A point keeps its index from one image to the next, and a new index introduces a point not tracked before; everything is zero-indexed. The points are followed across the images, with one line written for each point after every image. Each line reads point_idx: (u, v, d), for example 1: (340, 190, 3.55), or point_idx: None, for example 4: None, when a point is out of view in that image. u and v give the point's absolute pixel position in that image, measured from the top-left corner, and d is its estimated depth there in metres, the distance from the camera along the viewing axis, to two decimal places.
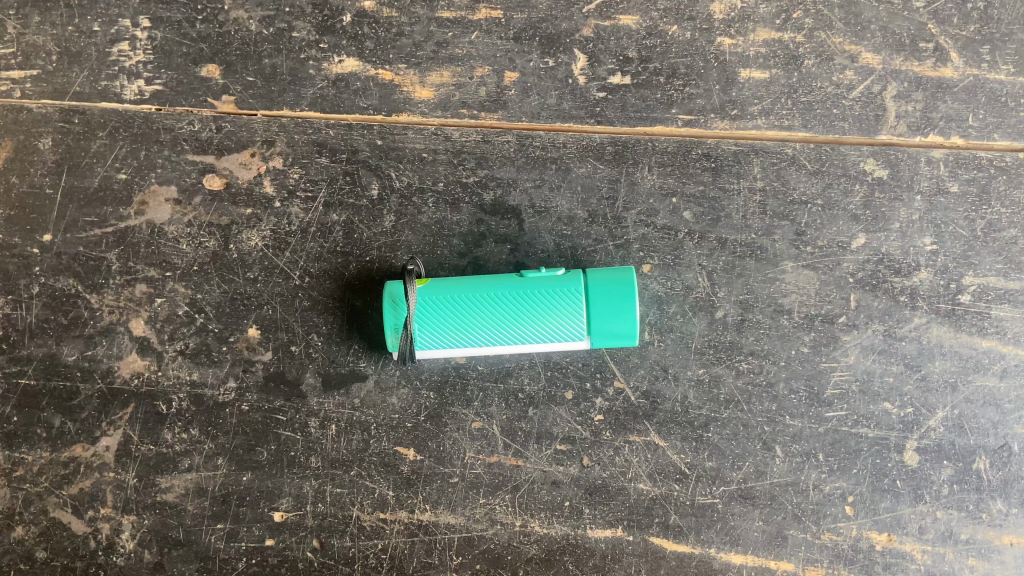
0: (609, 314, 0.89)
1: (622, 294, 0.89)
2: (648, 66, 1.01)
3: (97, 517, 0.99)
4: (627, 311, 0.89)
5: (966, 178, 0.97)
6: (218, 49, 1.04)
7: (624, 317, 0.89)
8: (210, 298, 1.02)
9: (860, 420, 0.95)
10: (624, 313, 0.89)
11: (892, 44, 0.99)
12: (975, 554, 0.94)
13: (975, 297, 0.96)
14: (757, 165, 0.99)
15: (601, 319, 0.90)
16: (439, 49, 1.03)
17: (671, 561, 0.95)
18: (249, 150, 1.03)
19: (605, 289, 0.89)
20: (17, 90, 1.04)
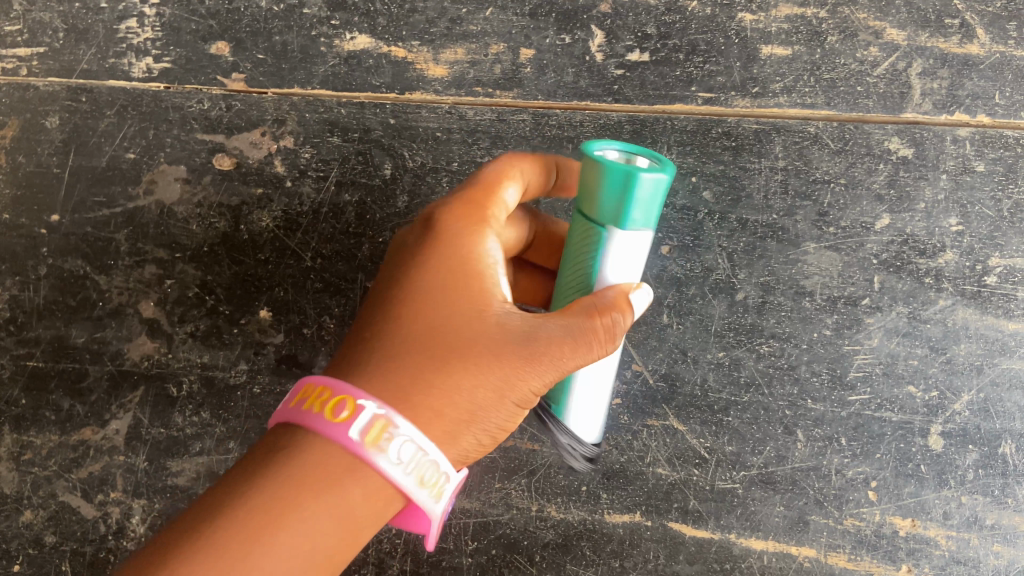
0: (625, 224, 0.67)
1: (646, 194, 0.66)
2: (667, 42, 0.99)
3: (107, 501, 0.97)
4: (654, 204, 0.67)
5: (992, 157, 0.95)
6: (227, 26, 1.04)
7: (651, 213, 0.68)
8: (220, 280, 1.00)
9: (883, 404, 0.93)
10: (648, 207, 0.67)
11: (918, 20, 0.98)
12: (1000, 540, 0.91)
13: (1002, 279, 0.94)
14: (779, 144, 0.97)
15: (619, 233, 0.68)
16: (453, 26, 1.02)
17: (690, 547, 0.93)
18: (259, 129, 1.02)
19: (628, 185, 0.65)
20: (23, 68, 1.05)
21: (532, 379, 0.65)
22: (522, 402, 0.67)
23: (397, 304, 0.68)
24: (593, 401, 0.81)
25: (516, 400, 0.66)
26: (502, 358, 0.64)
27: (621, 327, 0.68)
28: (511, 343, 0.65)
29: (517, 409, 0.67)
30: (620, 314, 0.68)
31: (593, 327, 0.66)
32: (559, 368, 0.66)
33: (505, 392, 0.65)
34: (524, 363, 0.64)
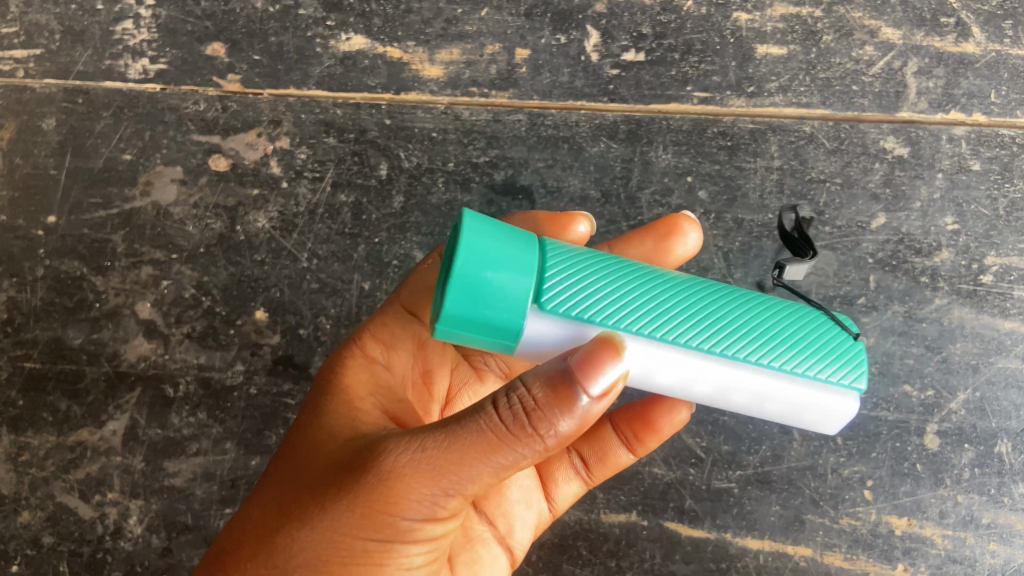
0: (496, 331, 0.53)
1: (463, 308, 0.51)
2: (662, 42, 1.00)
3: (104, 502, 0.97)
4: (483, 302, 0.51)
5: (988, 156, 0.95)
6: (224, 27, 1.05)
7: (496, 298, 0.52)
8: (216, 281, 0.99)
9: (879, 403, 0.92)
10: (488, 311, 0.52)
11: (912, 19, 0.99)
12: (996, 539, 0.90)
13: (998, 277, 0.94)
14: (774, 143, 0.97)
15: (502, 338, 0.54)
16: (449, 26, 1.03)
17: (687, 547, 0.92)
18: (255, 130, 1.02)
19: (455, 324, 0.53)
20: (20, 70, 1.05)
21: (406, 513, 0.53)
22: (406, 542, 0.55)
23: (310, 449, 0.62)
24: (749, 404, 0.58)
25: (392, 540, 0.54)
26: (356, 502, 0.54)
27: (561, 429, 0.51)
28: (364, 481, 0.54)
29: (398, 555, 0.55)
30: (558, 409, 0.51)
31: (487, 440, 0.51)
32: (446, 488, 0.53)
33: (373, 537, 0.54)
34: (385, 498, 0.53)
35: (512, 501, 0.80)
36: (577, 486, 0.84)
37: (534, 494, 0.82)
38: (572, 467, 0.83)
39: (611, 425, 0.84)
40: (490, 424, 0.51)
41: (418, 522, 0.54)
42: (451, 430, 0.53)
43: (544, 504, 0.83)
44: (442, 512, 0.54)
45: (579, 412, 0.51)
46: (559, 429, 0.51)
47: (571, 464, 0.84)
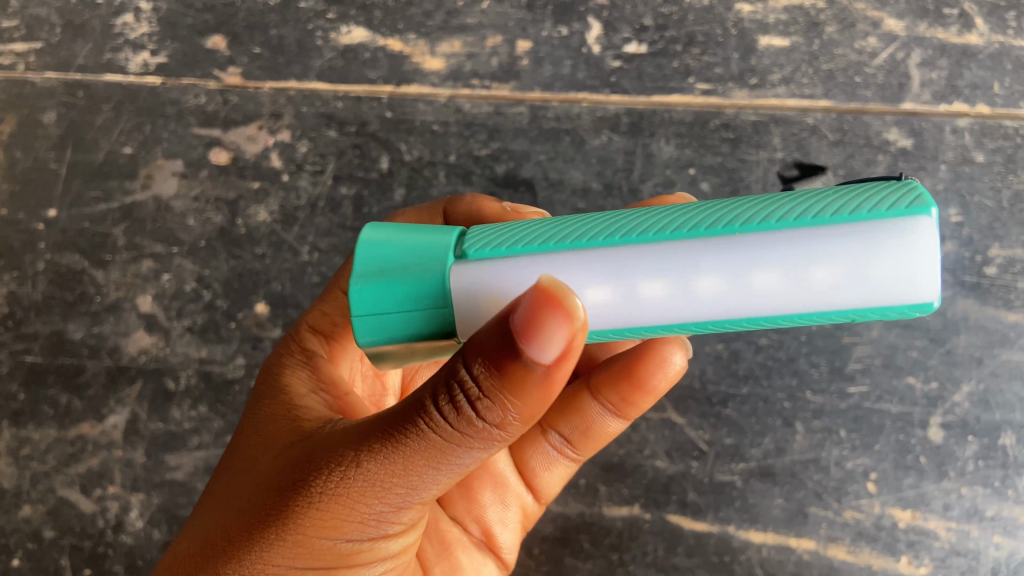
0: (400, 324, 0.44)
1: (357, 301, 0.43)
2: (664, 34, 1.00)
3: (105, 496, 0.97)
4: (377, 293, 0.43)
5: (992, 147, 0.95)
6: (224, 20, 1.04)
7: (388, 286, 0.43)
8: (217, 274, 0.99)
9: (882, 395, 0.92)
10: (378, 297, 0.43)
11: (915, 10, 0.98)
12: (1001, 531, 0.90)
13: (1002, 269, 0.93)
14: (777, 135, 0.96)
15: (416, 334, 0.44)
16: (450, 19, 1.02)
17: (689, 540, 0.92)
18: (256, 123, 1.02)
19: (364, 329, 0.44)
20: (21, 64, 1.05)
21: (347, 535, 0.50)
22: (353, 559, 0.51)
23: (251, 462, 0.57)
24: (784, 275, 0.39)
25: (337, 561, 0.51)
26: (289, 531, 0.50)
27: (517, 413, 0.43)
28: (306, 500, 0.50)
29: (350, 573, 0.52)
30: (507, 395, 0.42)
31: (428, 454, 0.46)
32: (390, 505, 0.49)
33: (315, 563, 0.51)
34: (322, 525, 0.49)
35: (485, 504, 0.80)
36: (562, 466, 0.84)
37: (512, 489, 0.82)
38: (551, 455, 0.83)
39: (589, 410, 0.81)
40: (429, 433, 0.45)
41: (364, 539, 0.51)
42: (385, 443, 0.47)
43: (526, 494, 0.84)
44: (395, 525, 0.51)
45: (536, 382, 0.41)
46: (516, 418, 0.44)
47: (548, 450, 0.83)
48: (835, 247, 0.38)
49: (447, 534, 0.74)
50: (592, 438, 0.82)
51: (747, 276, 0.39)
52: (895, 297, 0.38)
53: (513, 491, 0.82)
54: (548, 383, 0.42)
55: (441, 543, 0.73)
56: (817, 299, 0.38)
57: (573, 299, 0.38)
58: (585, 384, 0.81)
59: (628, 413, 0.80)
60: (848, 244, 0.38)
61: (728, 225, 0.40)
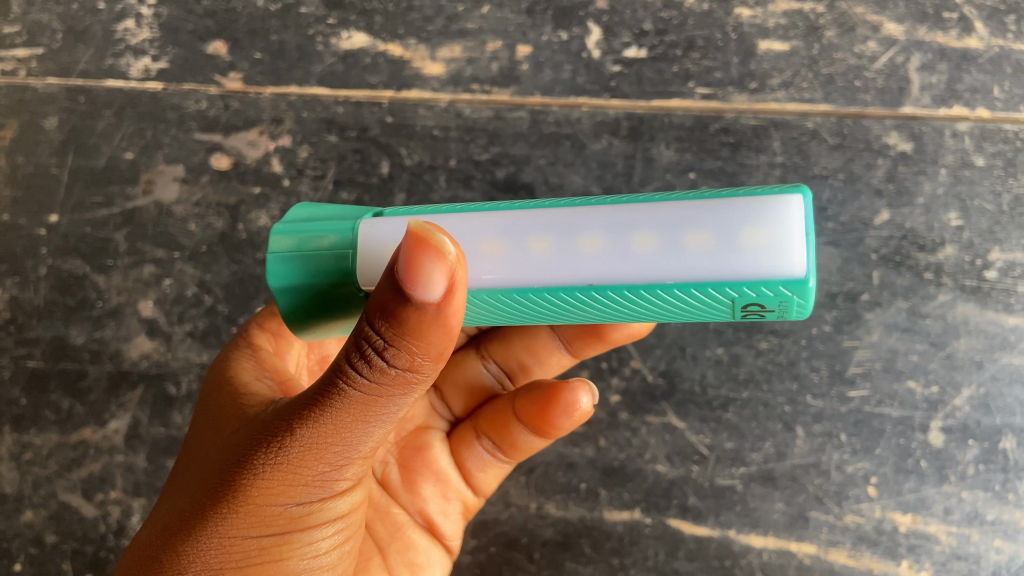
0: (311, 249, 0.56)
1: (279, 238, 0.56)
2: (664, 39, 1.00)
3: (107, 501, 0.97)
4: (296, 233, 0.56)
5: (992, 151, 0.95)
6: (225, 26, 1.05)
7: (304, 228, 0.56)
8: (218, 279, 0.99)
9: (883, 399, 0.92)
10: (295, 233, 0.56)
11: (915, 14, 0.99)
12: (1001, 535, 0.90)
13: (1002, 273, 0.93)
14: (777, 140, 0.96)
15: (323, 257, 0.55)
16: (450, 24, 1.03)
17: (690, 544, 0.92)
18: (257, 128, 1.02)
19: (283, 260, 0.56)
20: (22, 70, 1.06)
21: (295, 499, 0.54)
22: (304, 521, 0.55)
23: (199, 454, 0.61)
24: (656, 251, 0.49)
25: (290, 526, 0.55)
26: (240, 504, 0.54)
27: (425, 354, 0.47)
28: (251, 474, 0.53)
29: (301, 538, 0.56)
30: (411, 338, 0.46)
31: (355, 409, 0.50)
32: (331, 463, 0.53)
33: (268, 530, 0.54)
34: (269, 492, 0.53)
35: (426, 497, 0.80)
36: (500, 468, 0.84)
37: (453, 486, 0.82)
38: (484, 458, 0.83)
39: (511, 411, 0.81)
40: (350, 391, 0.49)
41: (312, 501, 0.55)
42: (316, 408, 0.50)
43: (466, 491, 0.83)
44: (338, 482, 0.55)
45: (432, 321, 0.46)
46: (426, 360, 0.48)
47: (482, 453, 0.83)
48: (705, 223, 0.48)
49: (393, 517, 0.76)
50: (519, 450, 0.82)
51: (644, 241, 0.49)
52: (767, 270, 0.47)
53: (454, 489, 0.82)
54: (446, 325, 0.46)
55: (392, 525, 0.75)
56: (698, 263, 0.48)
57: (444, 241, 0.44)
58: (512, 408, 0.81)
59: (548, 433, 0.79)
60: (736, 215, 0.48)
61: (646, 199, 0.51)
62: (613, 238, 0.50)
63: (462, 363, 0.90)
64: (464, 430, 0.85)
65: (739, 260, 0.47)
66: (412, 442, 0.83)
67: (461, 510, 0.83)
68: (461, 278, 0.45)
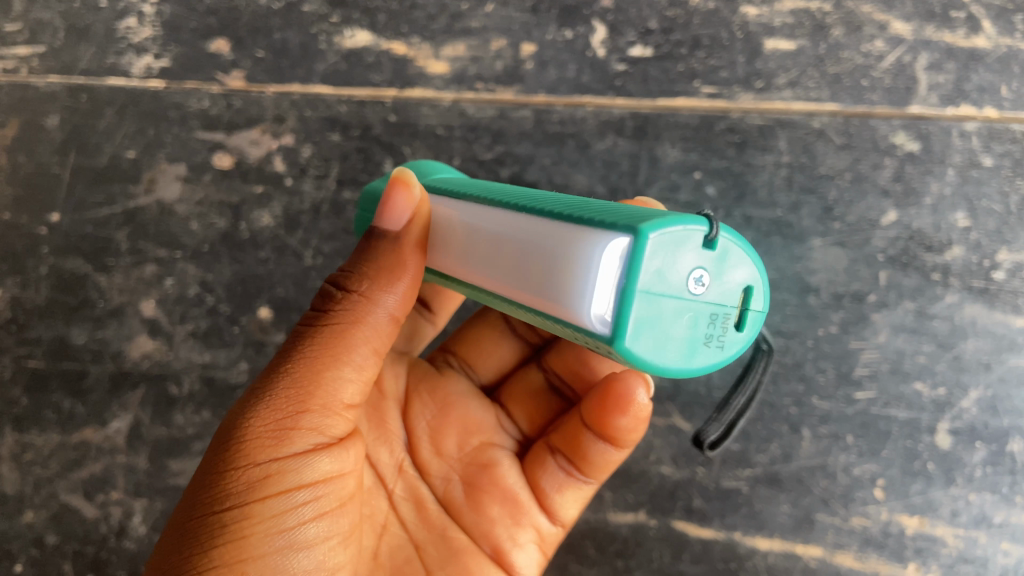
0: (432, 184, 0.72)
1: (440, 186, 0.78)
2: (670, 37, 0.99)
3: (108, 502, 0.96)
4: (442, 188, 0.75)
5: (1000, 151, 0.94)
6: (228, 24, 1.04)
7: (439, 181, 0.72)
8: (220, 279, 0.99)
9: (890, 401, 0.91)
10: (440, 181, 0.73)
11: (923, 13, 0.98)
12: (1010, 538, 0.89)
13: (1010, 274, 0.92)
14: (784, 139, 0.96)
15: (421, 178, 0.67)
16: (454, 22, 1.02)
17: (695, 546, 0.91)
18: (259, 127, 1.01)
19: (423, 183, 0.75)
20: (23, 68, 1.05)
21: (251, 459, 0.53)
22: (266, 488, 0.53)
23: None
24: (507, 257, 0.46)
25: (249, 493, 0.53)
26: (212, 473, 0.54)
27: (389, 289, 0.57)
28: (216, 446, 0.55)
29: (269, 509, 0.53)
30: (371, 273, 0.57)
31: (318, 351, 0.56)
32: (284, 413, 0.54)
33: (228, 500, 0.53)
34: (228, 454, 0.54)
35: (493, 518, 0.71)
36: (579, 490, 0.75)
37: (525, 506, 0.73)
38: (560, 477, 0.74)
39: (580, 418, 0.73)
40: (310, 334, 0.56)
41: (270, 465, 0.53)
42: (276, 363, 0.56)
43: (542, 518, 0.74)
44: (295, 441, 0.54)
45: (396, 250, 0.57)
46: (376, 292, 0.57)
47: (558, 471, 0.74)
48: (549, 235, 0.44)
49: (454, 538, 0.70)
50: (595, 465, 0.73)
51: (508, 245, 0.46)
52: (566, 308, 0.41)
53: (528, 514, 0.73)
54: (401, 261, 0.57)
55: (446, 548, 0.70)
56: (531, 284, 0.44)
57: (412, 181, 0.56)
58: (580, 416, 0.73)
59: (618, 439, 0.70)
60: (562, 235, 0.42)
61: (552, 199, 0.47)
62: (488, 242, 0.48)
63: (525, 375, 0.83)
64: (538, 449, 0.76)
65: (548, 296, 0.42)
66: (478, 457, 0.74)
67: (537, 537, 0.74)
68: (421, 218, 0.56)
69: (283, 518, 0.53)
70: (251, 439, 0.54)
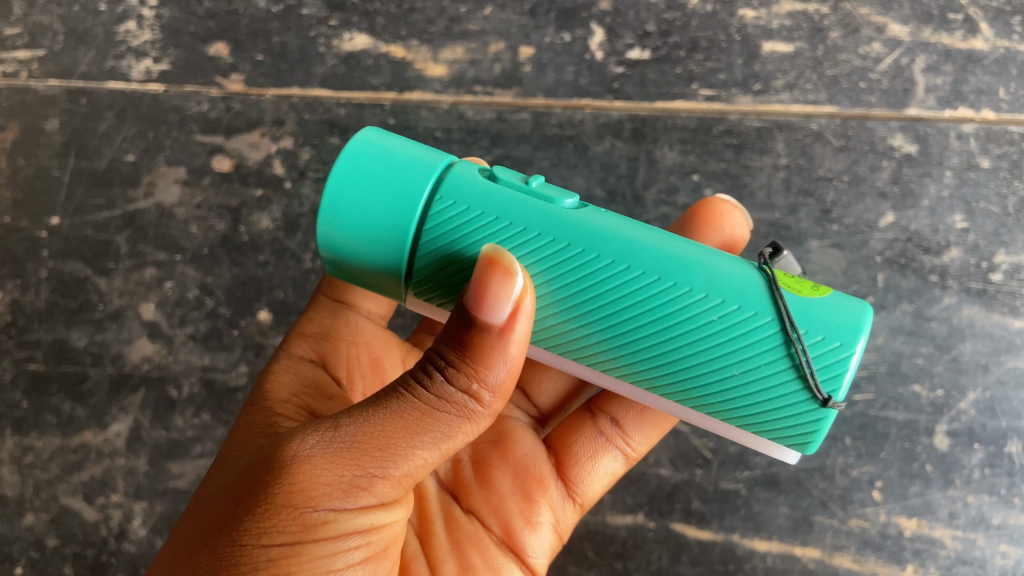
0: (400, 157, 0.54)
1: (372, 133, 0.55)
2: (668, 40, 1.00)
3: (108, 504, 0.95)
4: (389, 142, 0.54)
5: (997, 153, 0.95)
6: (226, 27, 1.05)
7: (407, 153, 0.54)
8: (220, 282, 0.99)
9: (888, 403, 0.91)
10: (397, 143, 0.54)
11: (920, 15, 0.99)
12: (1007, 540, 0.88)
13: (1008, 276, 0.92)
14: (781, 141, 0.96)
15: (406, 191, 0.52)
16: (453, 25, 1.03)
17: (694, 548, 0.90)
18: (258, 130, 1.02)
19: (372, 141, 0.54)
20: (23, 72, 1.06)
21: (316, 502, 0.49)
22: (321, 533, 0.50)
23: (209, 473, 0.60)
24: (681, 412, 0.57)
25: (303, 535, 0.49)
26: (256, 500, 0.50)
27: (491, 378, 0.50)
28: (266, 470, 0.51)
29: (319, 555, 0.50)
30: (471, 363, 0.50)
31: (409, 419, 0.50)
32: (365, 469, 0.50)
33: (281, 537, 0.49)
34: (291, 489, 0.49)
35: (505, 492, 0.73)
36: (610, 462, 0.79)
37: (538, 481, 0.75)
38: (600, 442, 0.78)
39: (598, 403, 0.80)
40: (410, 390, 0.51)
41: (333, 512, 0.50)
42: (370, 405, 0.51)
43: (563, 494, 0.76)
44: (360, 492, 0.50)
45: (496, 342, 0.49)
46: (484, 388, 0.51)
47: (598, 437, 0.78)
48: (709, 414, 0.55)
49: (459, 529, 0.69)
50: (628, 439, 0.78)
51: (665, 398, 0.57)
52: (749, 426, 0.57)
53: (553, 483, 0.76)
54: (511, 349, 0.50)
55: (450, 541, 0.68)
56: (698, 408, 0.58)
57: (514, 266, 0.48)
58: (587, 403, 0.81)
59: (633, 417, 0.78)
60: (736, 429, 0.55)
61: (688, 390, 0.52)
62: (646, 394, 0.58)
63: None
64: (577, 420, 0.80)
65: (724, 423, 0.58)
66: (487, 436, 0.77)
67: (555, 514, 0.75)
68: (523, 308, 0.49)
69: (330, 565, 0.51)
70: (318, 481, 0.49)
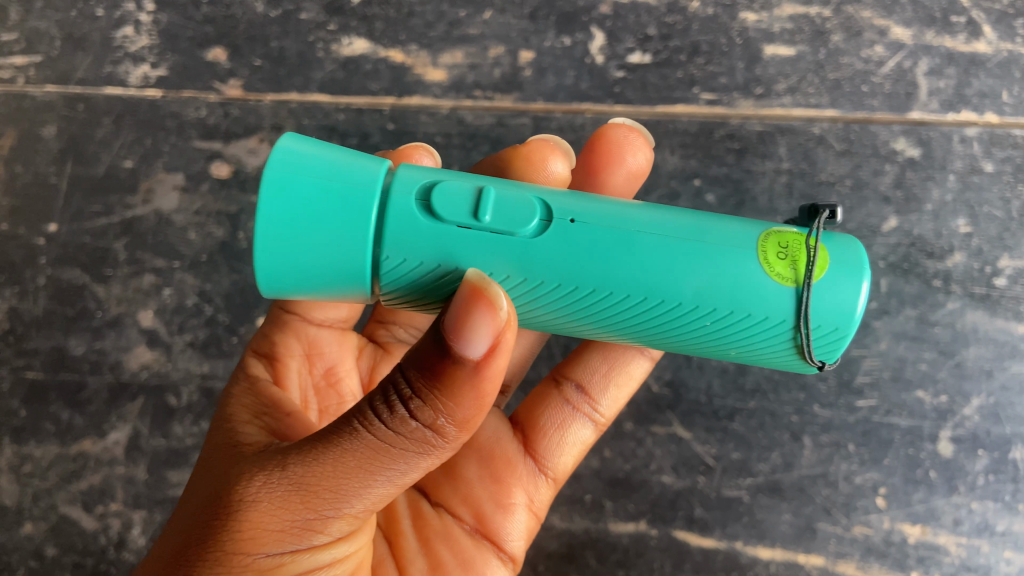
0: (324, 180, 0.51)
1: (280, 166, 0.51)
2: (669, 43, 1.00)
3: (107, 513, 0.95)
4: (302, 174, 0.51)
5: (1001, 157, 0.94)
6: (224, 32, 1.04)
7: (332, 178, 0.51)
8: (218, 289, 0.98)
9: (892, 409, 0.91)
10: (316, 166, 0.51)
11: (923, 18, 0.98)
12: (1012, 547, 0.87)
13: (1012, 280, 0.91)
14: (783, 146, 0.95)
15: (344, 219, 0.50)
16: (452, 30, 1.02)
17: (697, 556, 0.89)
18: (257, 135, 1.01)
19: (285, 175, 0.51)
20: (20, 78, 1.05)
21: (266, 548, 0.51)
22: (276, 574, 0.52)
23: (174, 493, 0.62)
24: None
25: None
26: (208, 547, 0.51)
27: (453, 415, 0.49)
28: (216, 516, 0.51)
29: None
30: (441, 397, 0.48)
31: (363, 458, 0.50)
32: (313, 511, 0.51)
33: None
34: (243, 538, 0.50)
35: (471, 480, 0.74)
36: (579, 429, 0.79)
37: (506, 461, 0.75)
38: (567, 411, 0.79)
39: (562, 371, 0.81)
40: (357, 432, 0.50)
41: (285, 553, 0.51)
42: (319, 446, 0.51)
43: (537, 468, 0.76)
44: (311, 532, 0.51)
45: (466, 378, 0.48)
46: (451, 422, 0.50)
47: (565, 406, 0.79)
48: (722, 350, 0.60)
49: (426, 524, 0.69)
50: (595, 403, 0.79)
51: None
52: None
53: (521, 461, 0.76)
54: (478, 395, 0.49)
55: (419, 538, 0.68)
56: None
57: (497, 298, 0.48)
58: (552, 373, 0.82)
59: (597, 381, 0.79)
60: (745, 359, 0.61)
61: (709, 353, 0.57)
62: None
63: None
64: (542, 394, 0.80)
65: None
66: None
67: (529, 495, 0.75)
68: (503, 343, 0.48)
69: None
70: (268, 526, 0.50)
